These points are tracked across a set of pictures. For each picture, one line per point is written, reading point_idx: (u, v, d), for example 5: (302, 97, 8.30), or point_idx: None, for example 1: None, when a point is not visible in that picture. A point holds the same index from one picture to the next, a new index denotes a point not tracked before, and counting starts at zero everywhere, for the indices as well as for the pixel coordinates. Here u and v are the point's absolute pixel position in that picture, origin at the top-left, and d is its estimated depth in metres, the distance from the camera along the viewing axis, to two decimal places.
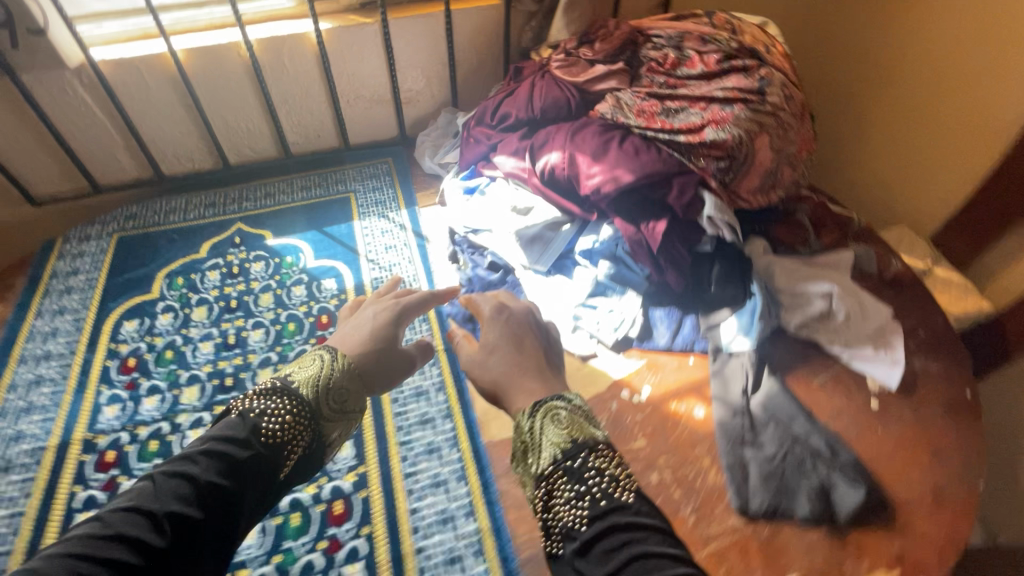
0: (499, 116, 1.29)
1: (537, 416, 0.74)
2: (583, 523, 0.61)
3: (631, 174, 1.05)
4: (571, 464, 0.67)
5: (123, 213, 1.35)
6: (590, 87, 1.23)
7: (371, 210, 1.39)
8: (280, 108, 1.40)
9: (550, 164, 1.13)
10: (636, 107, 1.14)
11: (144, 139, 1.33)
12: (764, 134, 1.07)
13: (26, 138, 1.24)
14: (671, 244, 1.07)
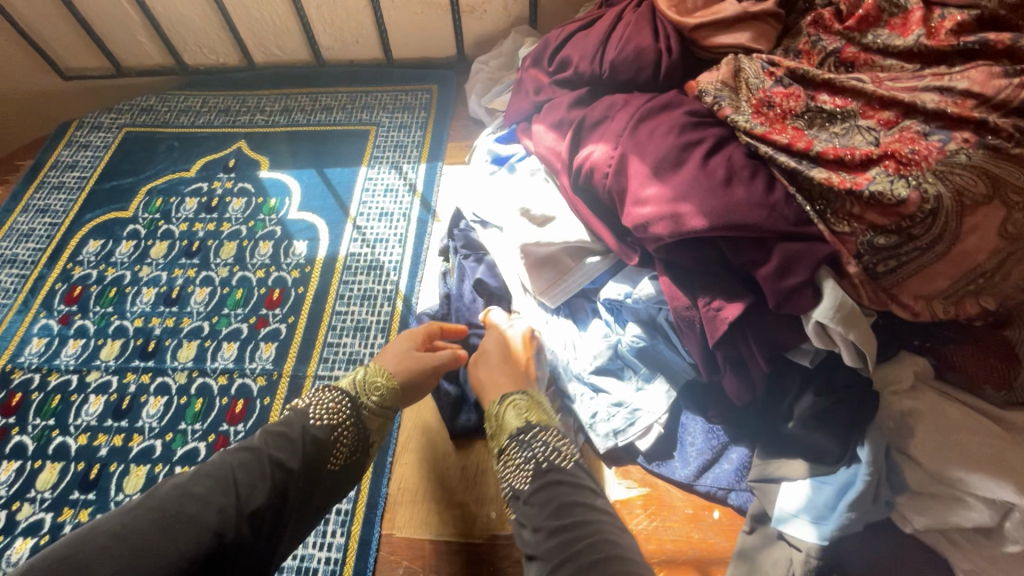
0: (557, 62, 0.87)
1: (499, 398, 0.66)
2: (526, 490, 0.56)
3: (701, 219, 0.61)
4: (524, 435, 0.61)
5: (141, 104, 1.23)
6: (703, 40, 0.76)
7: (387, 155, 1.10)
8: (309, 2, 1.11)
9: (589, 161, 0.72)
10: (760, 94, 0.67)
11: (161, 20, 1.14)
12: (996, 203, 0.54)
13: (43, 4, 1.11)
14: (739, 344, 0.63)
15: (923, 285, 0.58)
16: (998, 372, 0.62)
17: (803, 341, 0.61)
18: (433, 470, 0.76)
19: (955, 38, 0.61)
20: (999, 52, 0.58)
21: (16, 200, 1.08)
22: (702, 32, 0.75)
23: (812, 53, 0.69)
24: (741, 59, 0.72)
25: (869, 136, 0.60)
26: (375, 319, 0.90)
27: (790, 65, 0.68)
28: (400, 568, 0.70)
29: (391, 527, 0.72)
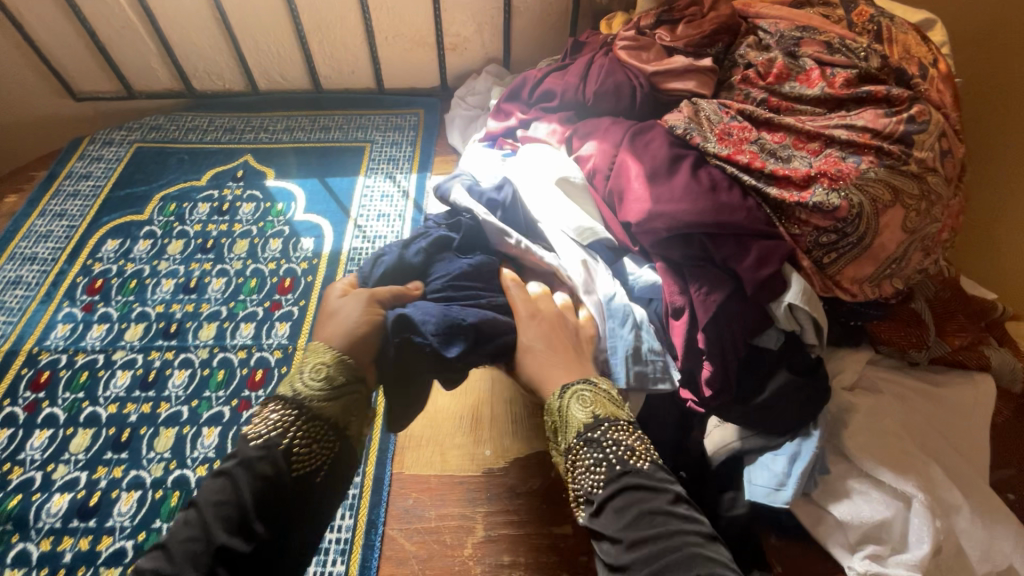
0: (538, 94, 1.06)
1: (562, 390, 0.63)
2: (598, 487, 0.56)
3: (692, 215, 0.74)
4: (593, 433, 0.59)
5: (150, 123, 1.34)
6: (661, 83, 0.96)
7: (382, 167, 1.26)
8: (312, 37, 1.28)
9: (592, 167, 0.87)
10: (721, 126, 0.84)
11: (176, 49, 1.29)
12: (898, 206, 0.74)
13: (67, 33, 1.24)
14: (722, 327, 0.72)
15: (855, 271, 0.76)
16: (914, 335, 0.81)
17: (766, 325, 0.74)
18: (435, 419, 0.88)
19: (847, 88, 0.82)
20: (881, 97, 0.80)
21: (32, 205, 1.17)
22: (659, 77, 0.96)
23: (745, 101, 0.88)
24: (697, 103, 0.89)
25: (803, 160, 0.78)
26: None
27: (739, 106, 0.85)
28: (410, 499, 0.81)
29: (401, 467, 0.84)
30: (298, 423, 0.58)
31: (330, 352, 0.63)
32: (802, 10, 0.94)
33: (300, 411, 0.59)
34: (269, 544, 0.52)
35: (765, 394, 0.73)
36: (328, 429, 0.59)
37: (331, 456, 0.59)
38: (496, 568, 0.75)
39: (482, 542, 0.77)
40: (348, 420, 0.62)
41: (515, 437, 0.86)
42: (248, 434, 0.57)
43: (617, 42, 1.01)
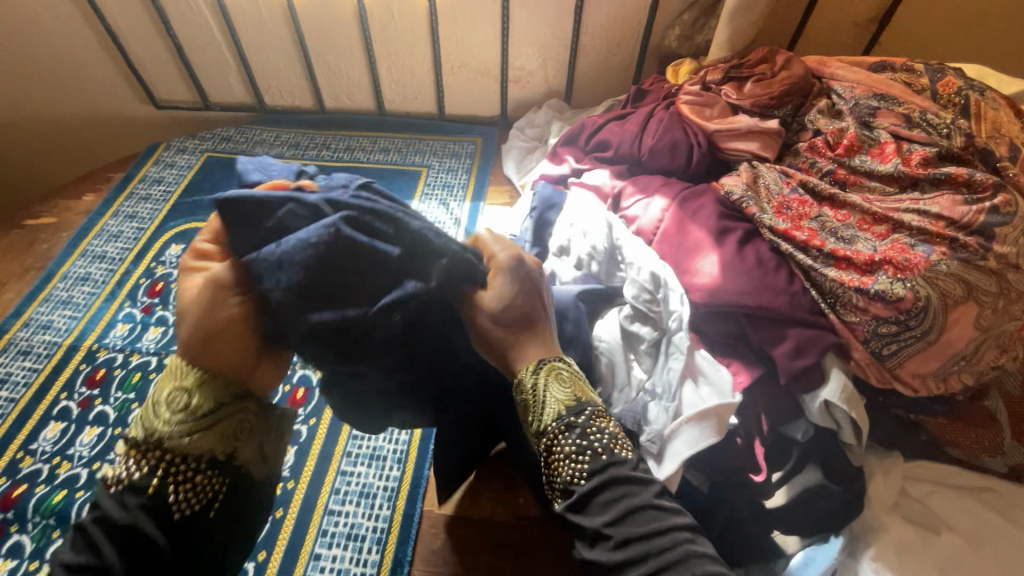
0: (594, 142, 1.04)
1: (537, 365, 0.57)
2: (580, 478, 0.52)
3: (734, 294, 0.73)
4: (575, 418, 0.54)
5: (221, 134, 1.40)
6: (723, 142, 0.91)
7: (436, 193, 1.27)
8: (381, 62, 1.31)
9: (637, 228, 0.87)
10: (780, 198, 0.82)
11: (253, 67, 1.35)
12: (970, 303, 0.67)
13: (157, 45, 1.32)
14: (748, 408, 0.73)
15: (919, 366, 0.70)
16: (988, 441, 0.76)
17: (797, 415, 0.72)
18: None
19: (924, 167, 0.77)
20: (961, 181, 0.73)
21: (107, 205, 1.24)
22: (721, 136, 0.91)
23: (811, 171, 0.84)
24: (758, 168, 0.86)
25: (867, 243, 0.74)
26: None
27: (802, 176, 0.82)
28: (438, 539, 0.79)
29: (431, 505, 0.83)
30: (166, 461, 0.47)
31: (192, 374, 0.50)
32: (882, 76, 0.89)
33: (160, 454, 0.48)
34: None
35: (779, 484, 0.72)
36: (205, 465, 0.49)
37: (226, 485, 0.50)
38: None
39: None
40: (233, 446, 0.51)
41: None
42: (107, 480, 0.47)
43: (681, 96, 0.97)
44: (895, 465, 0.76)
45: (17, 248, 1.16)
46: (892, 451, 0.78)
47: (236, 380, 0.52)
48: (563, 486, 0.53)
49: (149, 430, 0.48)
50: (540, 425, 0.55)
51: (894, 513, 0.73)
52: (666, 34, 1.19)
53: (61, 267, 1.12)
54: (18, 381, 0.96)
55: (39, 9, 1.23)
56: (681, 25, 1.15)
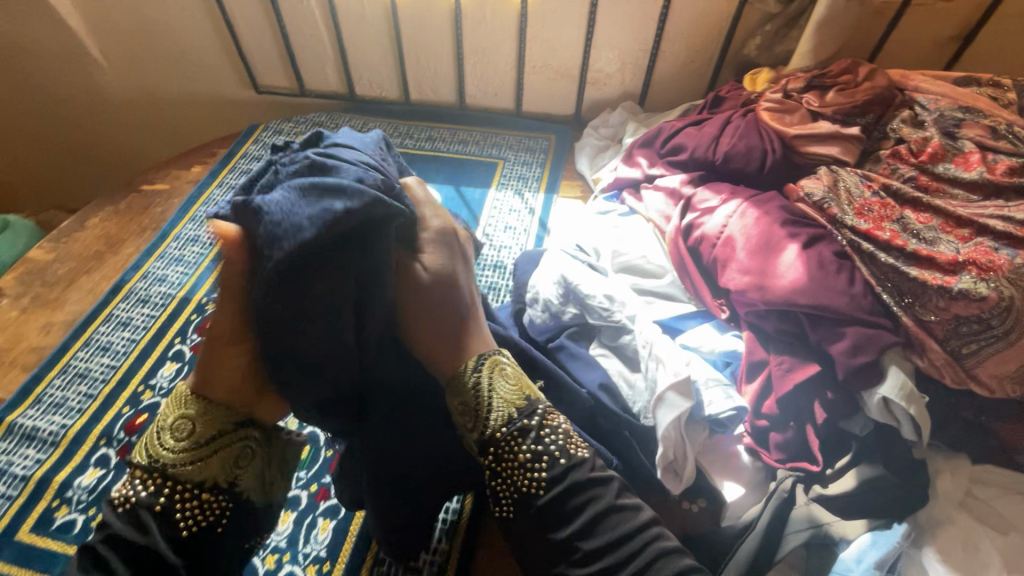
0: (670, 146, 1.06)
1: (479, 363, 0.60)
2: (540, 486, 0.55)
3: (790, 294, 0.76)
4: (527, 422, 0.58)
5: (313, 119, 1.51)
6: (800, 146, 0.92)
7: (511, 184, 1.34)
8: (468, 59, 1.40)
9: (702, 229, 0.88)
10: (861, 201, 0.82)
11: (349, 59, 1.46)
12: None
13: (266, 35, 1.44)
14: (800, 400, 0.77)
15: (998, 367, 0.71)
16: None
17: (856, 411, 0.77)
18: None
19: (1009, 176, 0.78)
20: None
21: (213, 176, 1.36)
22: (800, 140, 0.92)
23: (891, 176, 0.84)
24: (838, 172, 0.86)
25: (950, 245, 0.75)
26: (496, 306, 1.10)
27: (884, 180, 0.83)
28: None
29: None
30: (168, 485, 0.52)
31: (194, 403, 0.56)
32: (967, 91, 0.90)
33: (162, 477, 0.52)
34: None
35: (841, 471, 0.76)
36: (205, 488, 0.53)
37: (228, 508, 0.54)
38: None
39: None
40: (234, 472, 0.55)
41: None
42: (114, 500, 0.52)
43: (761, 103, 0.98)
44: (963, 466, 0.78)
45: (135, 209, 1.28)
46: (958, 453, 0.79)
47: (239, 409, 0.57)
48: (524, 491, 0.56)
49: (152, 457, 0.53)
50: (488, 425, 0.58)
51: (959, 509, 0.75)
52: (745, 43, 1.24)
53: (173, 228, 1.23)
54: (138, 324, 1.07)
55: None
56: (762, 35, 1.20)
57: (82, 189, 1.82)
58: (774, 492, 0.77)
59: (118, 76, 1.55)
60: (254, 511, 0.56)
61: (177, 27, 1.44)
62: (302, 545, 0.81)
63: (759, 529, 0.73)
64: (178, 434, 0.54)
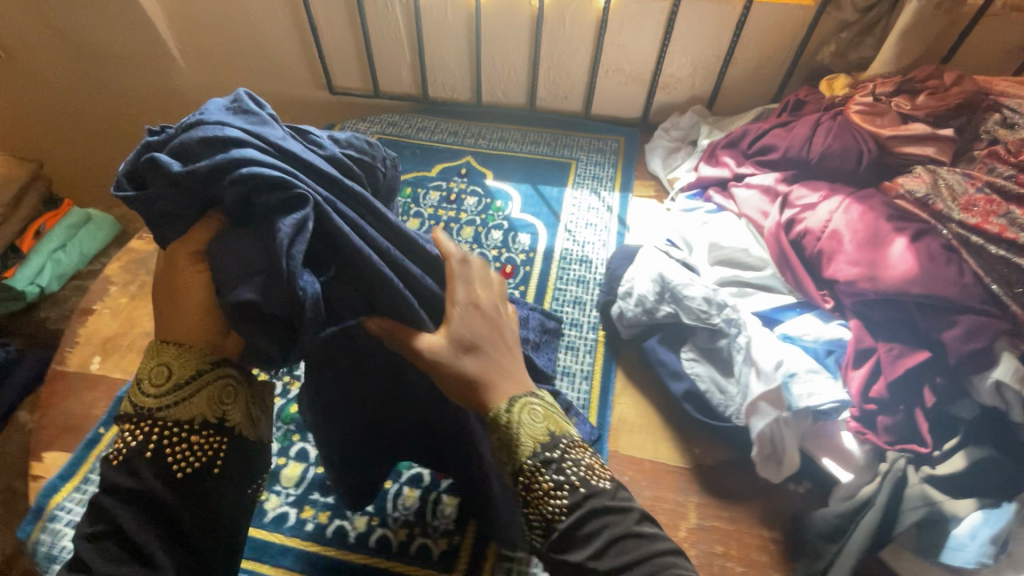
0: (757, 146, 1.11)
1: (510, 399, 0.59)
2: (561, 513, 0.54)
3: (903, 284, 0.81)
4: (551, 454, 0.57)
5: (387, 120, 1.56)
6: (893, 147, 0.97)
7: (586, 182, 1.38)
8: (543, 63, 1.46)
9: (806, 223, 0.93)
10: (965, 197, 0.86)
11: (427, 62, 1.52)
12: None
13: (347, 39, 1.49)
14: (909, 384, 0.81)
15: None
16: None
17: (963, 395, 0.79)
18: (644, 411, 0.96)
19: None
20: None
21: None
22: (894, 141, 0.97)
23: (990, 174, 0.89)
24: (937, 171, 0.91)
25: None
26: (590, 298, 1.13)
27: (988, 178, 0.86)
28: (626, 477, 0.88)
29: (617, 446, 0.91)
30: (156, 429, 0.54)
31: (167, 349, 0.56)
32: None
33: (152, 422, 0.54)
34: (167, 548, 0.52)
35: (950, 452, 0.78)
36: (197, 428, 0.55)
37: (223, 444, 0.56)
38: (710, 555, 0.79)
39: (695, 528, 0.82)
40: (221, 409, 0.56)
41: (720, 441, 0.91)
42: (110, 455, 0.54)
43: (851, 106, 1.03)
44: None
45: None
46: None
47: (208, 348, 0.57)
48: (544, 520, 0.55)
49: (139, 406, 0.55)
50: (518, 457, 0.57)
51: None
52: (818, 51, 1.29)
53: None
54: None
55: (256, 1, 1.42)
56: (837, 42, 1.25)
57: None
58: (889, 469, 0.79)
59: (192, 73, 1.60)
60: (246, 443, 0.58)
61: (260, 30, 1.49)
62: (430, 519, 0.83)
63: (879, 504, 0.76)
64: (152, 385, 0.55)
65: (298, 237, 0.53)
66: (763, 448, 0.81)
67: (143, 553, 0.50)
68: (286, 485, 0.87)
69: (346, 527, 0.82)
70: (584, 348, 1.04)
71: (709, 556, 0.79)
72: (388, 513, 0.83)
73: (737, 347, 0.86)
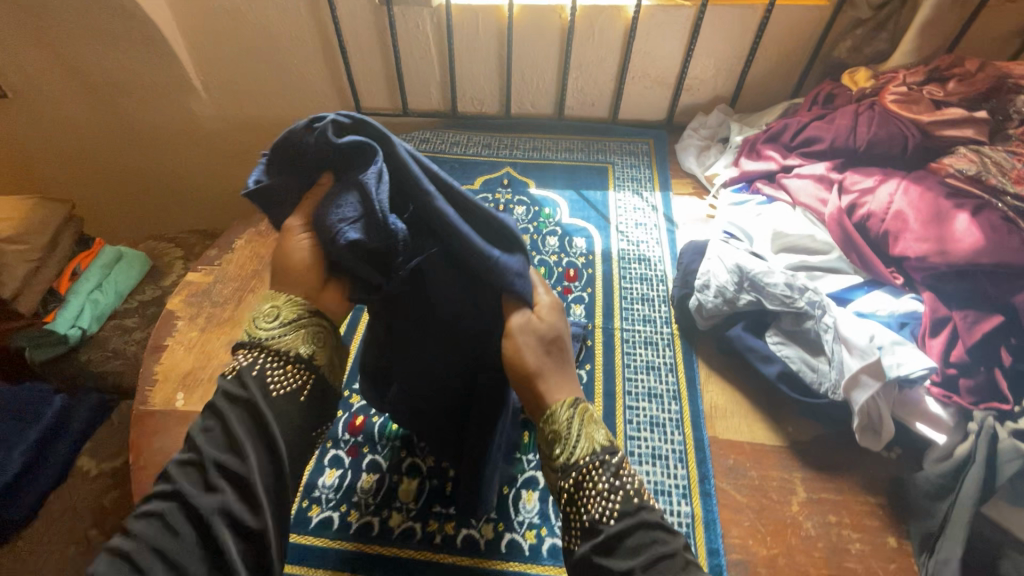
0: (801, 139, 1.18)
1: (574, 402, 0.59)
2: (610, 517, 0.53)
3: (973, 255, 0.88)
4: (609, 458, 0.56)
5: (419, 136, 1.58)
6: (933, 131, 1.05)
7: (627, 185, 1.43)
8: (572, 72, 1.51)
9: (868, 208, 1.00)
10: (1015, 172, 0.95)
11: (456, 78, 1.55)
12: None
13: (377, 59, 1.51)
14: (988, 347, 0.86)
15: None
16: None
17: None
18: (733, 396, 1.00)
19: None
20: None
21: None
22: (934, 126, 1.05)
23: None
24: (982, 151, 1.00)
25: None
26: (657, 294, 1.17)
27: None
28: (730, 460, 0.92)
29: (714, 432, 0.95)
30: (269, 356, 0.59)
31: (281, 295, 0.62)
32: None
33: (261, 349, 0.60)
34: (260, 455, 0.54)
35: None
36: (299, 361, 0.60)
37: (312, 380, 0.61)
38: (825, 525, 0.84)
39: (806, 502, 0.86)
40: (315, 350, 0.61)
41: (810, 418, 0.95)
42: (224, 372, 0.59)
43: (886, 95, 1.11)
44: None
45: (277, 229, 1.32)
46: None
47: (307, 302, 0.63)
48: (592, 521, 0.54)
49: (253, 335, 0.61)
50: (565, 456, 0.57)
51: None
52: (835, 46, 1.38)
53: None
54: None
55: (285, 27, 1.42)
56: (853, 38, 1.34)
57: (178, 215, 1.92)
58: (979, 429, 0.82)
59: (213, 103, 1.59)
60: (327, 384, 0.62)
61: (287, 55, 1.49)
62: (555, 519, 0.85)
63: (980, 461, 0.80)
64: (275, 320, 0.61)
65: (380, 186, 0.58)
66: (863, 419, 0.87)
67: (242, 452, 0.53)
68: (405, 500, 0.87)
69: (475, 535, 0.83)
70: (663, 342, 1.08)
71: (826, 526, 0.83)
72: (514, 517, 0.85)
73: (824, 328, 0.91)
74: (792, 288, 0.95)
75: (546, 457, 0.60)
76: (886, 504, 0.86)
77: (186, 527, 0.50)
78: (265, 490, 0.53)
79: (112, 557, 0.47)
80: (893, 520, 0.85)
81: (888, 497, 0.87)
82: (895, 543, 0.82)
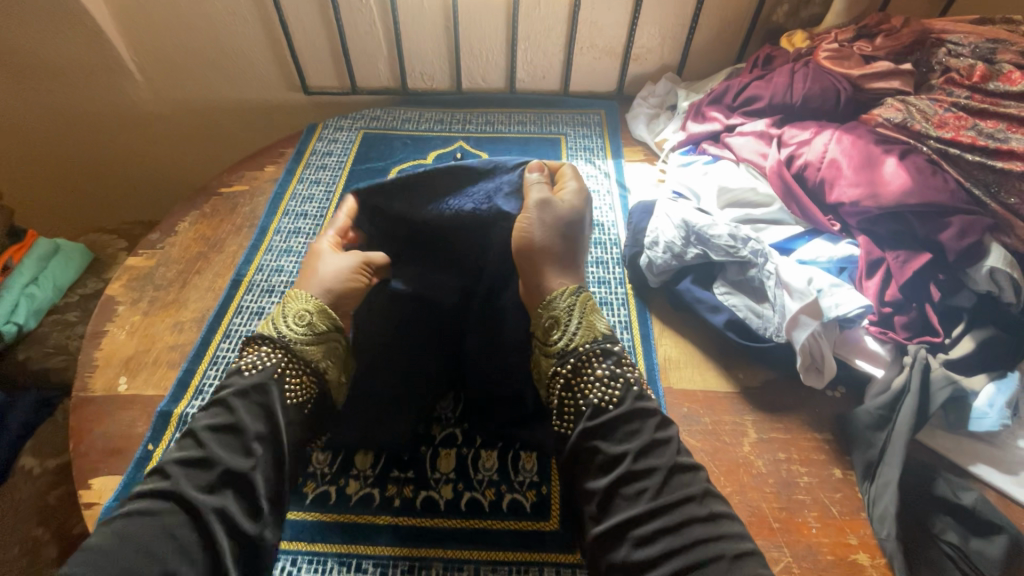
0: (743, 98, 1.21)
1: (575, 293, 0.76)
2: (612, 400, 0.68)
3: (901, 196, 0.92)
4: (610, 349, 0.73)
5: (370, 114, 1.55)
6: (864, 85, 1.11)
7: (580, 154, 1.43)
8: (521, 44, 1.50)
9: (805, 159, 1.04)
10: (937, 117, 1.00)
11: (404, 54, 1.52)
12: None
13: (321, 37, 1.47)
14: (918, 285, 0.90)
15: None
16: None
17: (962, 287, 0.89)
18: (687, 348, 1.02)
19: None
20: None
21: (291, 173, 1.37)
22: (864, 80, 1.10)
23: (950, 98, 1.03)
24: (908, 100, 1.04)
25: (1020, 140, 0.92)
26: (610, 256, 1.17)
27: (951, 100, 1.01)
28: (685, 407, 0.93)
29: (668, 382, 0.97)
30: (286, 357, 0.73)
31: (314, 300, 0.78)
32: (986, 27, 1.09)
33: (285, 351, 0.73)
34: (266, 464, 0.65)
35: (962, 336, 0.87)
36: (310, 371, 0.74)
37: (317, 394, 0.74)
38: (776, 462, 0.87)
39: (757, 442, 0.89)
40: (328, 366, 0.76)
41: (758, 363, 0.98)
42: (242, 368, 0.71)
43: (819, 53, 1.15)
44: None
45: (223, 211, 1.28)
46: None
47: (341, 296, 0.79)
48: (597, 403, 0.68)
49: (278, 334, 0.75)
50: (562, 345, 0.73)
51: None
52: (774, 11, 1.41)
53: (270, 225, 1.24)
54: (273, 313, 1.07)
55: (220, 2, 1.37)
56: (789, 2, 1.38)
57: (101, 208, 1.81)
58: (914, 360, 0.85)
59: (151, 89, 1.54)
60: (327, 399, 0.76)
61: (222, 33, 1.44)
62: (514, 475, 0.85)
63: (914, 389, 0.83)
64: (296, 322, 0.76)
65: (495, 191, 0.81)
66: (805, 358, 0.90)
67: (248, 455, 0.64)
68: (362, 468, 0.86)
69: (435, 496, 0.83)
70: (618, 301, 1.08)
71: (776, 463, 0.86)
72: (473, 476, 0.85)
73: (767, 275, 0.94)
74: (740, 237, 0.98)
75: (548, 342, 0.75)
76: (831, 440, 0.89)
77: (181, 520, 0.58)
78: (263, 488, 0.63)
79: (114, 531, 0.56)
80: (839, 454, 0.88)
81: (834, 433, 0.90)
82: (840, 474, 0.86)
